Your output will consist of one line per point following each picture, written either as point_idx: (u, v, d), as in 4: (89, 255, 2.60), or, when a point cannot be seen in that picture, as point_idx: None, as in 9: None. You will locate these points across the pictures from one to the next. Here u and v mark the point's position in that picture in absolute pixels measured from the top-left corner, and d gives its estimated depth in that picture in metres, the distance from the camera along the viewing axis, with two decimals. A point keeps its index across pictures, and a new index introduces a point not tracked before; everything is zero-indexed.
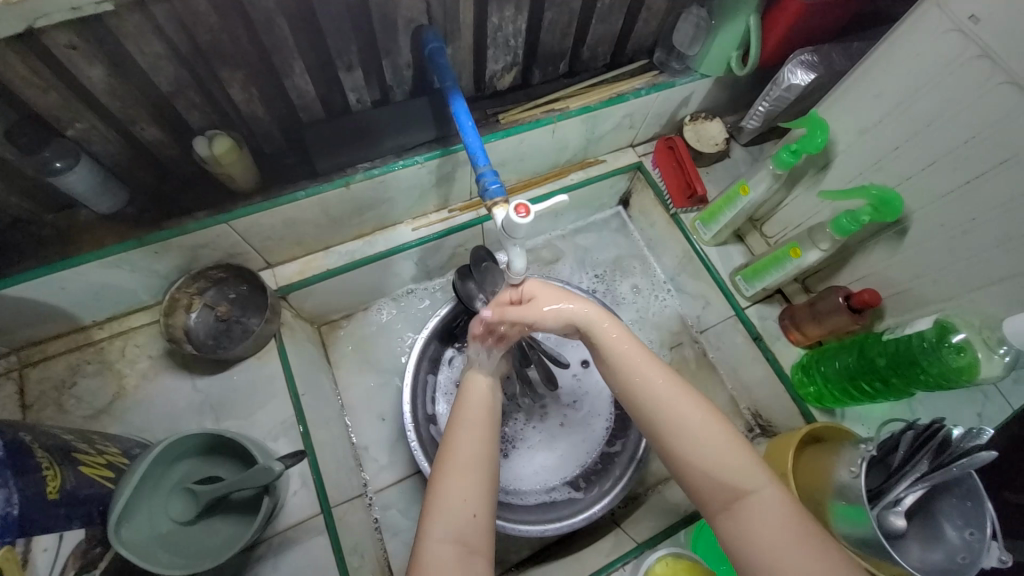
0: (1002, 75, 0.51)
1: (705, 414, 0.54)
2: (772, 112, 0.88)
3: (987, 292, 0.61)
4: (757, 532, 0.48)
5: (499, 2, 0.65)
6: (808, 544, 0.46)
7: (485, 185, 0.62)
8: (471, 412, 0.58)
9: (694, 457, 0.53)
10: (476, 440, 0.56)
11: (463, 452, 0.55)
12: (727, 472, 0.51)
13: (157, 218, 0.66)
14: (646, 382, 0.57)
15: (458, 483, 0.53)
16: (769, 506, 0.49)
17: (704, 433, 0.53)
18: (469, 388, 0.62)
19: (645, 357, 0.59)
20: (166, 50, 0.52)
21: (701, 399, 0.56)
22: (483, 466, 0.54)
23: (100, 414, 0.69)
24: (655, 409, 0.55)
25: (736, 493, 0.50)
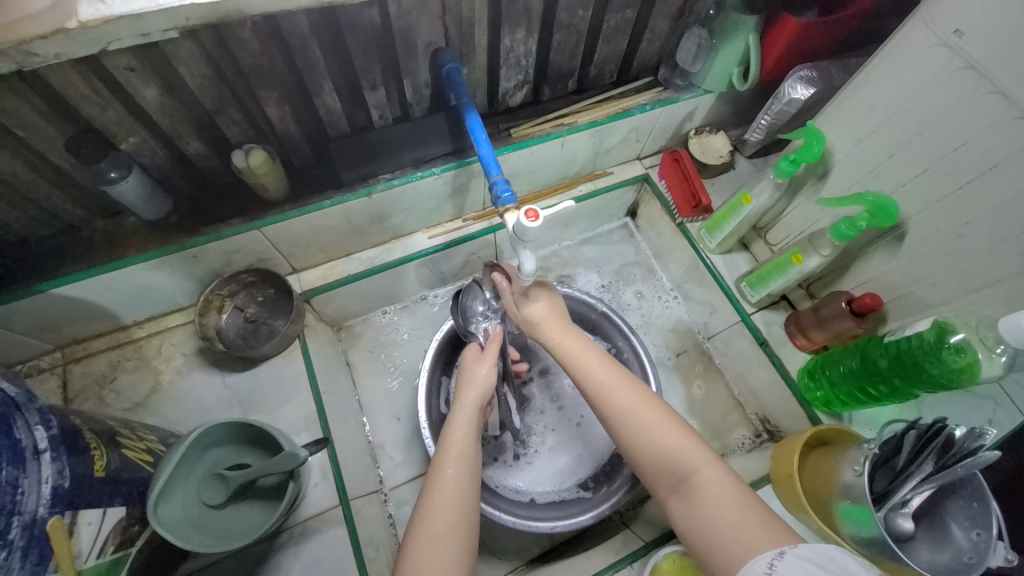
0: (988, 85, 0.54)
1: (647, 405, 0.59)
2: (774, 125, 0.92)
3: (985, 294, 0.63)
4: (704, 510, 0.50)
5: (511, 26, 0.71)
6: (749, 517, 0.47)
7: (498, 192, 0.66)
8: (446, 466, 0.59)
9: (643, 445, 0.56)
10: (451, 496, 0.56)
11: (438, 507, 0.55)
12: (669, 455, 0.54)
13: (195, 224, 0.72)
14: (594, 385, 0.62)
15: (430, 541, 0.53)
16: (712, 483, 0.51)
17: (648, 426, 0.57)
18: (451, 440, 0.62)
19: (593, 359, 0.65)
20: (211, 71, 0.58)
21: (644, 393, 0.61)
22: (458, 528, 0.54)
23: (137, 406, 0.74)
24: (608, 410, 0.60)
25: (680, 477, 0.53)
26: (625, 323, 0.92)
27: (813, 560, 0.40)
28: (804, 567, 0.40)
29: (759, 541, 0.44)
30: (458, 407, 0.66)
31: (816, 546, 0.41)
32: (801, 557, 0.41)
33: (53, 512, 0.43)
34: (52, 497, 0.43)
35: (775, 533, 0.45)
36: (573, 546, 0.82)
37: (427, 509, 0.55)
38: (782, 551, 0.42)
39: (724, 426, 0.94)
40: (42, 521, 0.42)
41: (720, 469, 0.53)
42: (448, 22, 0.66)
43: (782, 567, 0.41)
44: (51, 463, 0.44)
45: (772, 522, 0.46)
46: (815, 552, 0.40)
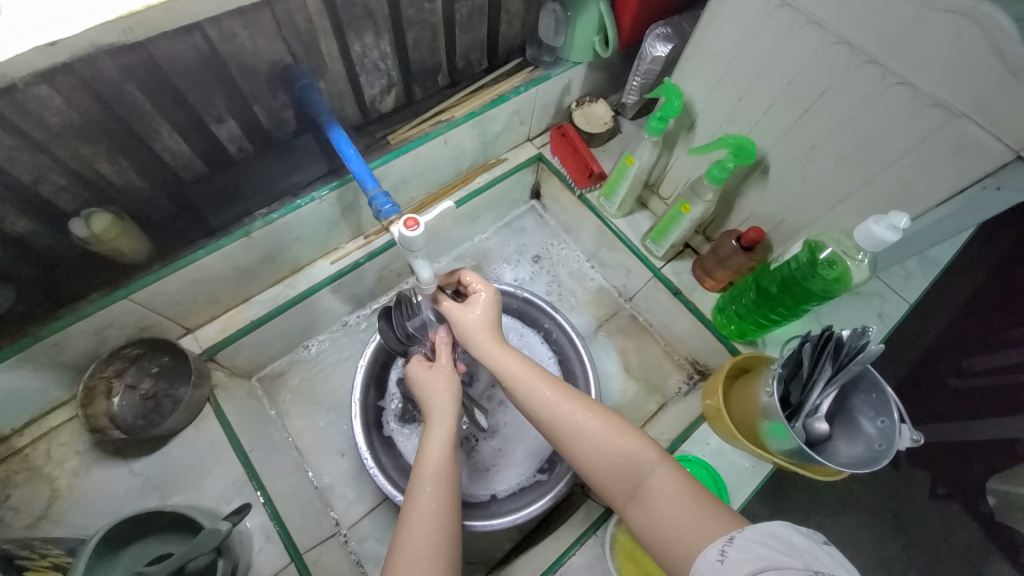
0: (804, 18, 0.58)
1: (594, 410, 0.59)
2: (645, 85, 0.95)
3: (842, 209, 0.69)
4: (659, 510, 0.50)
5: (356, 30, 0.67)
6: (703, 506, 0.48)
7: (378, 206, 0.64)
8: (424, 490, 0.57)
9: (595, 454, 0.56)
10: (432, 519, 0.54)
11: (418, 536, 0.53)
12: (623, 459, 0.55)
13: (51, 309, 0.64)
14: (542, 402, 0.60)
15: (413, 573, 0.50)
16: (665, 482, 0.52)
17: (600, 433, 0.57)
18: (426, 460, 0.60)
19: (534, 372, 0.63)
20: (15, 140, 0.51)
21: (590, 401, 0.60)
22: (441, 551, 0.52)
23: (39, 520, 0.66)
24: (554, 423, 0.59)
25: (635, 481, 0.53)
26: (548, 303, 0.93)
27: (760, 541, 0.41)
28: (754, 549, 0.40)
29: (711, 529, 0.45)
30: (433, 424, 0.64)
31: (763, 526, 0.42)
32: (750, 539, 0.41)
33: None
34: None
35: (725, 521, 0.46)
36: (543, 529, 0.84)
37: (409, 539, 0.53)
38: (732, 536, 0.43)
39: (661, 376, 0.99)
40: None
41: (671, 463, 0.54)
42: (287, 38, 0.62)
43: (733, 552, 0.41)
44: None
45: (723, 512, 0.47)
46: (762, 532, 0.41)
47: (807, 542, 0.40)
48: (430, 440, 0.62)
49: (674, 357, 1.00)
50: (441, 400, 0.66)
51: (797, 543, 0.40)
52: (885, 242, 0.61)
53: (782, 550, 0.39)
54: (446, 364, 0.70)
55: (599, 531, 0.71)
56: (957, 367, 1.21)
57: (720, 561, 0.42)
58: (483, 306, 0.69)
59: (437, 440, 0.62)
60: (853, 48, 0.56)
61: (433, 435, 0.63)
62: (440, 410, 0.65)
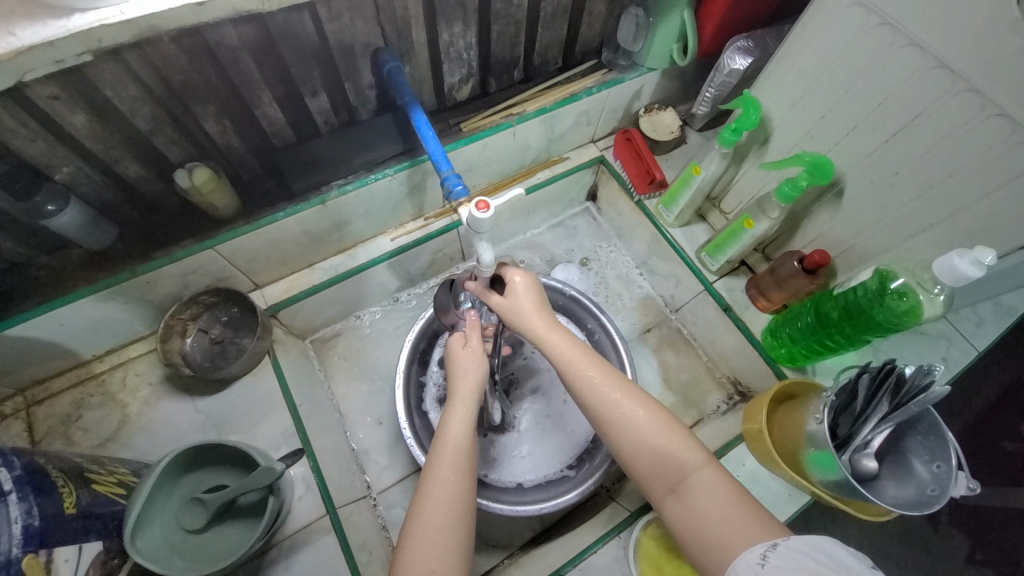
0: (904, 39, 0.57)
1: (643, 402, 0.59)
2: (718, 97, 0.94)
3: (920, 240, 0.66)
4: (700, 509, 0.51)
5: (447, 19, 0.70)
6: (746, 510, 0.49)
7: (449, 187, 0.66)
8: (442, 464, 0.58)
9: (638, 446, 0.56)
10: (451, 493, 0.56)
11: (437, 503, 0.55)
12: (666, 454, 0.55)
13: (146, 250, 0.71)
14: (590, 387, 0.60)
15: (429, 537, 0.53)
16: (709, 483, 0.53)
17: (646, 426, 0.57)
18: (447, 435, 0.61)
19: (584, 356, 0.63)
20: (142, 92, 0.57)
21: (637, 392, 0.60)
22: (456, 521, 0.54)
23: (107, 441, 0.72)
24: (600, 409, 0.59)
25: (677, 476, 0.54)
26: (594, 304, 0.94)
27: (805, 552, 0.41)
28: (797, 559, 0.41)
29: (754, 534, 0.46)
30: (456, 402, 0.65)
31: (810, 539, 0.42)
32: (794, 549, 0.42)
33: (27, 551, 0.43)
34: (24, 537, 0.43)
35: (769, 528, 0.47)
36: (563, 525, 0.84)
37: (428, 504, 0.55)
38: (775, 544, 0.44)
39: (699, 393, 0.98)
40: (17, 560, 0.42)
41: (715, 464, 0.54)
42: (384, 21, 0.66)
43: (775, 559, 0.43)
44: (18, 504, 0.43)
45: (768, 519, 0.48)
46: (808, 544, 0.42)
47: (857, 562, 0.40)
48: (452, 415, 0.63)
49: (715, 374, 0.98)
50: (466, 382, 0.67)
51: (846, 562, 0.40)
52: (968, 278, 0.58)
53: (827, 564, 0.40)
54: (477, 348, 0.71)
55: (623, 535, 0.70)
56: (1015, 430, 1.13)
57: (761, 565, 0.43)
58: (525, 289, 0.69)
59: (457, 419, 0.63)
60: (954, 75, 0.54)
61: (454, 415, 0.63)
62: (462, 394, 0.65)
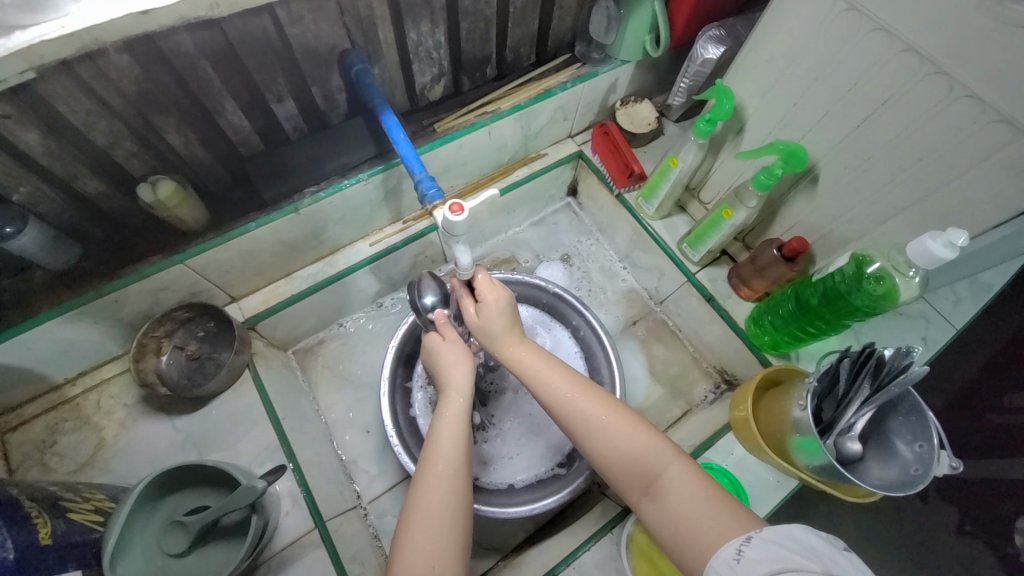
0: (870, 24, 0.57)
1: (610, 404, 0.60)
2: (693, 87, 0.94)
3: (894, 223, 0.67)
4: (674, 506, 0.51)
5: (414, 18, 0.69)
6: (717, 504, 0.49)
7: (423, 190, 0.65)
8: (436, 460, 0.58)
9: (609, 450, 0.57)
10: (445, 488, 0.56)
11: (430, 504, 0.54)
12: (636, 455, 0.55)
13: (114, 268, 0.69)
14: (556, 393, 0.61)
15: (423, 539, 0.52)
16: (680, 479, 0.52)
17: (613, 429, 0.57)
18: (439, 428, 0.61)
19: (548, 364, 0.63)
20: (97, 106, 0.55)
21: (604, 396, 0.61)
22: (451, 522, 0.54)
23: (84, 466, 0.70)
24: (569, 415, 0.60)
25: (649, 477, 0.54)
26: (578, 300, 0.93)
27: (778, 543, 0.41)
28: (772, 550, 0.41)
29: (726, 530, 0.46)
30: (451, 393, 0.65)
31: (781, 528, 0.42)
32: (768, 540, 0.42)
33: None
34: None
35: (740, 522, 0.46)
36: (557, 523, 0.85)
37: (421, 506, 0.54)
38: (749, 536, 0.44)
39: (687, 383, 0.98)
40: None
41: (687, 460, 0.54)
42: (349, 22, 0.64)
43: (750, 552, 0.42)
44: None
45: (741, 512, 0.47)
46: (781, 534, 0.42)
47: (828, 547, 0.40)
48: (446, 411, 0.63)
49: (702, 364, 0.99)
50: (456, 380, 0.66)
51: (817, 548, 0.40)
52: (941, 260, 0.59)
53: (801, 553, 0.40)
54: (457, 340, 0.70)
55: (614, 531, 0.70)
56: (996, 403, 1.15)
57: (737, 560, 0.42)
58: (497, 290, 0.68)
59: (451, 411, 0.63)
60: (921, 58, 0.54)
61: (444, 413, 0.63)
62: (455, 390, 0.65)
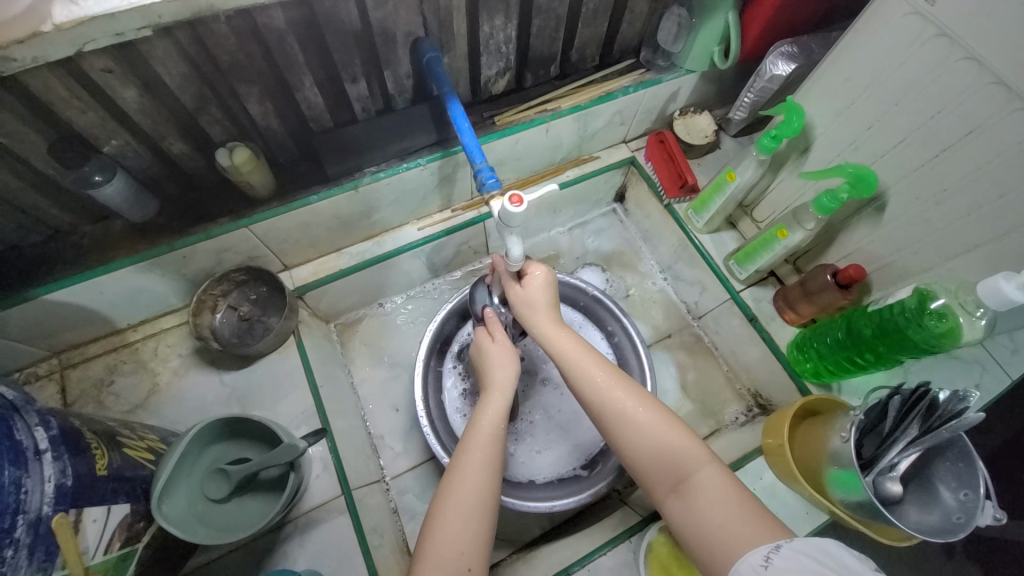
0: (961, 51, 0.55)
1: (646, 402, 0.60)
2: (757, 102, 0.92)
3: (964, 260, 0.64)
4: (703, 510, 0.51)
5: (489, 12, 0.70)
6: (749, 510, 0.49)
7: (482, 179, 0.66)
8: (473, 450, 0.59)
9: (640, 444, 0.57)
10: (478, 478, 0.57)
11: (462, 493, 0.56)
12: (670, 454, 0.55)
13: (184, 225, 0.73)
14: (591, 383, 0.61)
15: (456, 526, 0.53)
16: (711, 483, 0.52)
17: (649, 426, 0.57)
18: (483, 421, 0.62)
19: (588, 354, 0.64)
20: (190, 70, 0.58)
21: (641, 393, 0.61)
22: (482, 509, 0.55)
23: (136, 408, 0.75)
24: (606, 408, 0.60)
25: (680, 476, 0.54)
26: (617, 306, 0.93)
27: (808, 554, 0.41)
28: (801, 561, 0.41)
29: (757, 536, 0.46)
30: (492, 393, 0.65)
31: (815, 541, 0.42)
32: (797, 551, 0.42)
33: (59, 509, 0.45)
34: (56, 495, 0.45)
35: (771, 530, 0.47)
36: (573, 525, 0.85)
37: (452, 494, 0.56)
38: (778, 545, 0.44)
39: (718, 403, 0.96)
40: (48, 518, 0.44)
41: (720, 465, 0.54)
42: (427, 10, 0.66)
43: (778, 561, 0.42)
44: (53, 462, 0.45)
45: (771, 522, 0.47)
46: (810, 546, 0.42)
47: (861, 565, 0.40)
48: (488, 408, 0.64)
49: (735, 385, 0.97)
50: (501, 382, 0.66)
51: (848, 563, 0.40)
52: (1012, 302, 0.56)
53: (830, 566, 0.39)
54: (505, 342, 0.71)
55: (632, 539, 0.70)
56: None
57: (764, 566, 0.43)
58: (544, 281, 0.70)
59: (490, 410, 0.63)
60: (1012, 91, 0.52)
61: (485, 411, 0.64)
62: (495, 394, 0.65)
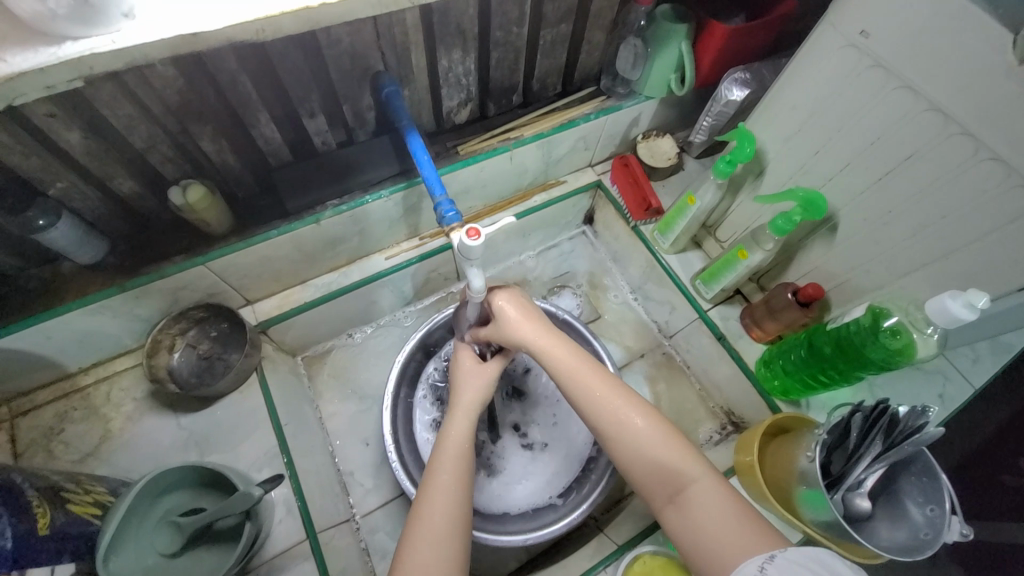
0: (896, 80, 0.57)
1: (644, 410, 0.59)
2: (716, 126, 0.95)
3: (913, 278, 0.66)
4: (700, 522, 0.50)
5: (446, 46, 0.71)
6: (748, 520, 0.49)
7: (442, 212, 0.66)
8: (442, 471, 0.58)
9: (636, 455, 0.56)
10: (446, 500, 0.55)
11: (432, 517, 0.54)
12: (667, 464, 0.55)
13: (138, 265, 0.70)
14: (587, 393, 0.60)
15: (427, 551, 0.52)
16: (707, 495, 0.52)
17: (646, 436, 0.56)
18: (446, 440, 0.61)
19: (580, 360, 0.62)
20: (139, 111, 0.57)
21: (638, 401, 0.60)
22: (454, 532, 0.54)
23: (87, 457, 0.71)
24: (602, 419, 0.59)
25: (677, 486, 0.53)
26: (587, 329, 0.93)
27: (799, 563, 0.42)
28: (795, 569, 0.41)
29: (754, 548, 0.46)
30: (456, 415, 0.64)
31: (806, 550, 0.43)
32: (790, 560, 0.42)
33: None
34: None
35: (769, 540, 0.47)
36: (550, 557, 0.83)
37: (422, 519, 0.54)
38: (773, 556, 0.44)
39: (692, 422, 0.96)
40: None
41: (716, 477, 0.54)
42: (383, 46, 0.67)
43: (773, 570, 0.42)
44: None
45: (768, 532, 0.48)
46: (805, 555, 0.42)
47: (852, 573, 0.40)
48: (453, 428, 0.62)
49: (708, 404, 0.97)
50: (467, 400, 0.65)
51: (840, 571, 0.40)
52: (959, 320, 0.58)
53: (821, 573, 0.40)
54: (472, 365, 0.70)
55: (608, 570, 0.68)
56: (1015, 467, 1.09)
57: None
58: (511, 300, 0.68)
59: (455, 434, 0.62)
60: (946, 118, 0.54)
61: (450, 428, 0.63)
62: (458, 412, 0.64)
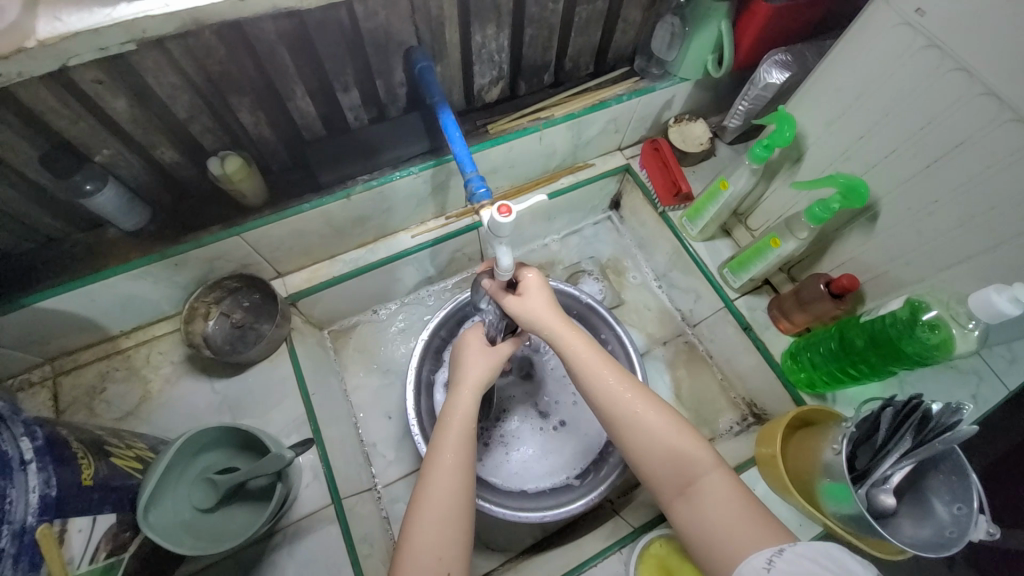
0: (951, 62, 0.54)
1: (658, 405, 0.59)
2: (752, 111, 0.92)
3: (956, 271, 0.64)
4: (709, 515, 0.51)
5: (481, 21, 0.70)
6: (757, 514, 0.49)
7: (472, 189, 0.66)
8: (445, 452, 0.59)
9: (648, 447, 0.56)
10: (450, 479, 0.57)
11: (438, 496, 0.55)
12: (679, 457, 0.55)
13: (177, 233, 0.73)
14: (604, 386, 0.60)
15: (434, 528, 0.54)
16: (716, 487, 0.52)
17: (660, 430, 0.57)
18: (450, 420, 0.62)
19: (597, 355, 0.62)
20: (181, 80, 0.59)
21: (654, 397, 0.60)
22: (458, 510, 0.55)
23: (128, 415, 0.75)
24: (616, 411, 0.59)
25: (688, 478, 0.54)
26: (611, 314, 0.92)
27: (809, 557, 0.42)
28: (804, 565, 0.42)
29: (761, 542, 0.46)
30: (461, 396, 0.64)
31: (819, 544, 0.42)
32: (799, 554, 0.43)
33: (42, 520, 0.45)
34: (41, 506, 0.45)
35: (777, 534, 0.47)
36: (565, 536, 0.84)
37: (429, 497, 0.55)
38: (783, 549, 0.45)
39: (712, 412, 0.96)
40: (31, 529, 0.43)
41: (726, 470, 0.54)
42: (418, 20, 0.66)
43: (781, 563, 0.43)
44: (37, 473, 0.45)
45: (777, 526, 0.48)
46: (813, 549, 0.42)
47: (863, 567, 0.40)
48: (459, 409, 0.63)
49: (730, 394, 0.96)
50: (469, 380, 0.66)
51: (851, 567, 0.40)
52: (1003, 315, 0.55)
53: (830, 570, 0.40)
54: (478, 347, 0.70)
55: (624, 550, 0.69)
56: None
57: (767, 569, 0.43)
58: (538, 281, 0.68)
59: (458, 413, 0.62)
60: (1003, 103, 0.52)
61: (455, 408, 0.63)
62: (462, 391, 0.65)
